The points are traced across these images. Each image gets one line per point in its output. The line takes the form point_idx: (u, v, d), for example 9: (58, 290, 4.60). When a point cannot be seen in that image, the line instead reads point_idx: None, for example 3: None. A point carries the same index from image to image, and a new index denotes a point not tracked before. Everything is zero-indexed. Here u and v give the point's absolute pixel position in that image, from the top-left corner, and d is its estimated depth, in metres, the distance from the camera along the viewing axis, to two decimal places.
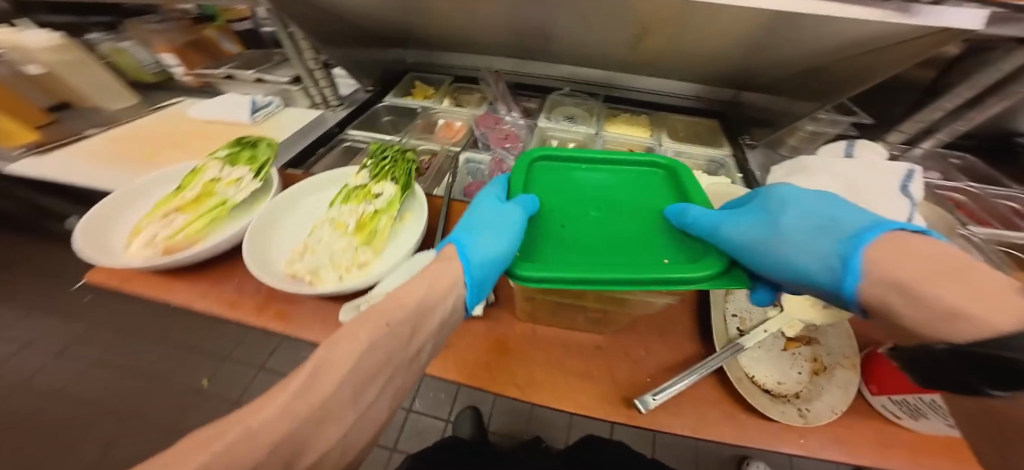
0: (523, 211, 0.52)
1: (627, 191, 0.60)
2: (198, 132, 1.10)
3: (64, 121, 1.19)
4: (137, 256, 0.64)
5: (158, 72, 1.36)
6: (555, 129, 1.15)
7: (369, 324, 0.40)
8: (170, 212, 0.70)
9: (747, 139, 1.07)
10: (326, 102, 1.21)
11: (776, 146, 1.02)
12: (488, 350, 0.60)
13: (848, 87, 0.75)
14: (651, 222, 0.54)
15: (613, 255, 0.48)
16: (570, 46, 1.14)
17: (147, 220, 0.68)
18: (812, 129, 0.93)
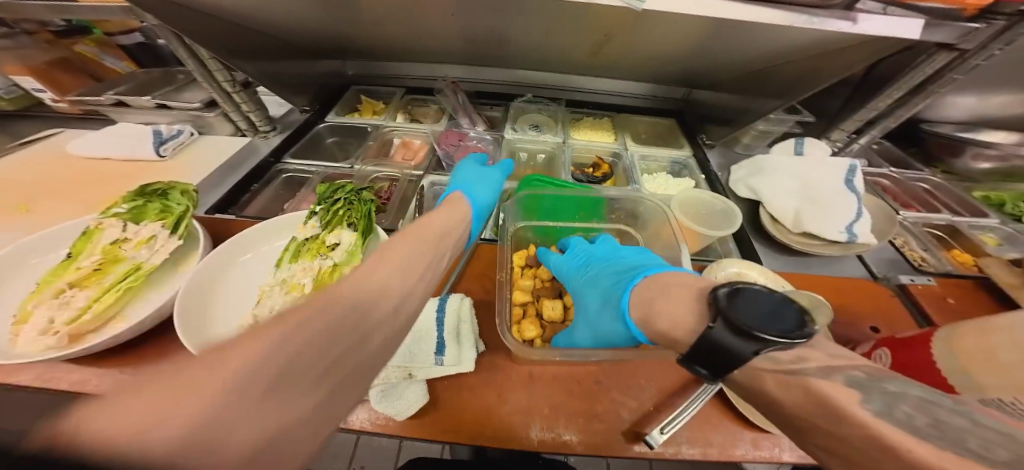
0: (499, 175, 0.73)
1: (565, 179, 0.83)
2: (86, 174, 0.87)
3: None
4: (28, 347, 0.48)
5: (14, 97, 1.06)
6: (522, 140, 1.11)
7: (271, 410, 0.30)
8: (65, 287, 0.53)
9: (704, 138, 1.07)
10: (253, 127, 1.03)
11: (731, 145, 1.06)
12: (486, 404, 0.54)
13: (799, 89, 0.75)
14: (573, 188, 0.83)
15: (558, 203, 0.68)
16: (528, 53, 1.10)
17: (32, 300, 0.51)
18: (763, 128, 0.99)
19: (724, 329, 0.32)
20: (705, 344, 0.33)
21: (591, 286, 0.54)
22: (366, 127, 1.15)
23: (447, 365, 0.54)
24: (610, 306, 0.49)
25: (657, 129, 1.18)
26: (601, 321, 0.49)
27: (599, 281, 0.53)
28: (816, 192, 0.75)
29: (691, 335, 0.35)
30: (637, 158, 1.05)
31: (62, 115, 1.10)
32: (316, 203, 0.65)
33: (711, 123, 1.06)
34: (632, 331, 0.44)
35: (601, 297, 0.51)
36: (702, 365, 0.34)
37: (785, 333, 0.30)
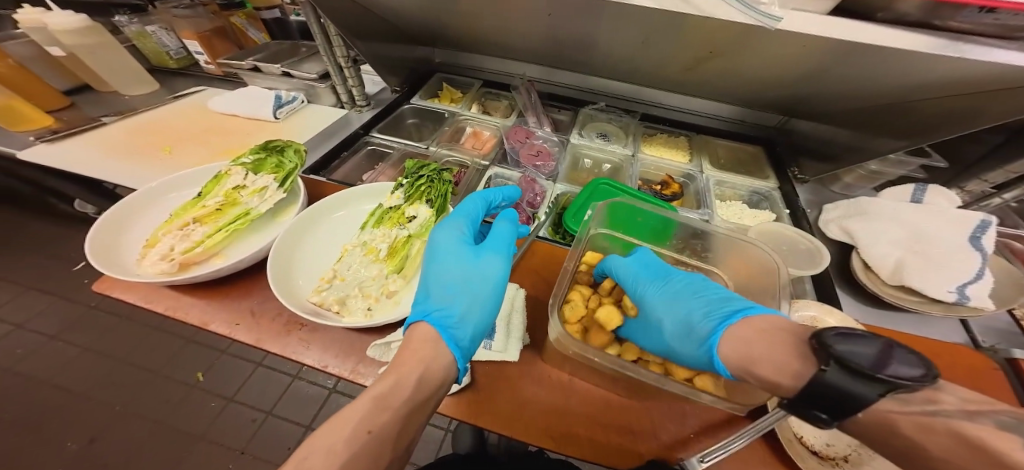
0: (504, 263, 0.57)
1: None
2: (216, 126, 1.04)
3: (80, 105, 1.13)
4: (151, 269, 0.56)
5: (181, 57, 1.33)
6: (589, 147, 1.10)
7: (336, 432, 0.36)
8: (188, 222, 0.62)
9: (795, 172, 1.01)
10: (352, 100, 1.15)
11: (827, 183, 0.97)
12: (522, 402, 0.52)
13: (944, 131, 0.68)
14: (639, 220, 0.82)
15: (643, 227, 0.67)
16: (610, 58, 1.09)
17: (163, 230, 0.60)
18: (876, 169, 0.87)
19: (841, 374, 0.26)
20: (819, 393, 0.27)
21: (668, 301, 0.48)
22: (443, 114, 1.23)
23: (493, 351, 0.56)
24: (693, 332, 0.43)
25: (738, 155, 1.11)
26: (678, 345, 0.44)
27: (681, 301, 0.47)
28: (927, 244, 0.60)
29: (796, 379, 0.30)
30: (712, 182, 0.98)
31: (209, 76, 1.33)
32: (403, 177, 0.72)
33: (810, 156, 0.98)
34: (716, 362, 0.39)
35: (682, 316, 0.46)
36: (819, 409, 0.28)
37: (904, 371, 0.25)
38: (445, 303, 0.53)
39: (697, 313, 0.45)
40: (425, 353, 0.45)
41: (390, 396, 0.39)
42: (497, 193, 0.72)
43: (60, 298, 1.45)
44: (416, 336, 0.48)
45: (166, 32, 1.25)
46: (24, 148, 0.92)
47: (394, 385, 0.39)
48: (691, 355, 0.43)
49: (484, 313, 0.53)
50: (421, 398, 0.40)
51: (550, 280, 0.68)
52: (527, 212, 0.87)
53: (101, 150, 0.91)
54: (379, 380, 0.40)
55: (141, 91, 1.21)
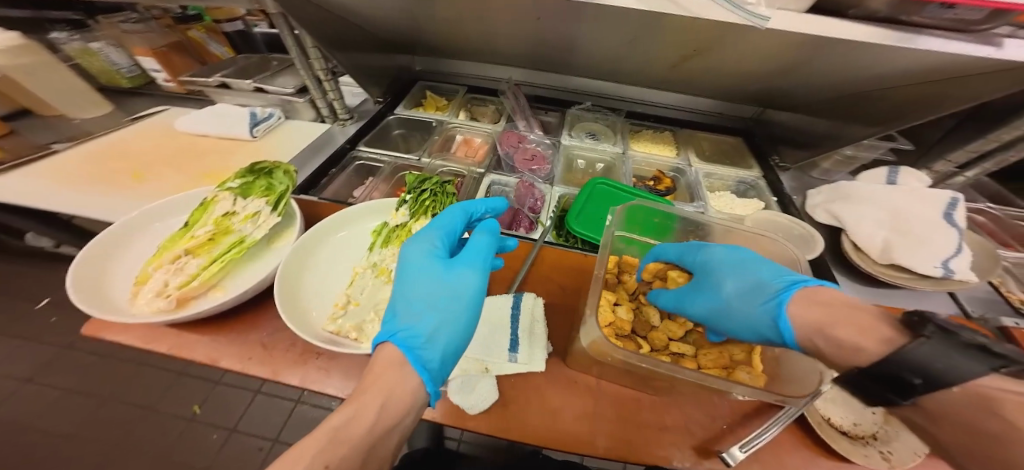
0: (480, 278, 0.54)
1: None
2: (188, 148, 0.96)
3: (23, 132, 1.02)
4: (145, 308, 0.51)
5: (135, 75, 1.22)
6: (581, 148, 1.11)
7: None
8: (181, 254, 0.57)
9: (776, 160, 1.05)
10: (333, 114, 1.11)
11: (807, 170, 1.02)
12: (554, 409, 0.51)
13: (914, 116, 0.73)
14: None
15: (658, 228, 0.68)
16: (592, 58, 1.10)
17: (153, 264, 0.55)
18: (850, 153, 0.93)
19: (943, 342, 0.27)
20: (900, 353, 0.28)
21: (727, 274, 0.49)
22: (431, 123, 1.21)
23: (520, 363, 0.52)
24: (755, 299, 0.45)
25: (721, 147, 1.16)
26: (741, 310, 0.46)
27: (742, 272, 0.48)
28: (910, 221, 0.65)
29: (882, 348, 0.31)
30: (701, 175, 1.02)
31: (169, 94, 1.24)
32: (406, 192, 0.69)
33: (788, 144, 1.04)
34: (782, 328, 0.41)
35: (743, 287, 0.47)
36: (909, 376, 0.28)
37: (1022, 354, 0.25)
38: (414, 322, 0.50)
39: (758, 284, 0.46)
40: (390, 378, 0.42)
41: (347, 429, 0.35)
42: (479, 203, 0.69)
43: (12, 347, 1.29)
44: (379, 361, 0.45)
45: (115, 49, 1.14)
46: None
47: (350, 418, 0.36)
48: (754, 322, 0.44)
49: (453, 332, 0.50)
50: (383, 428, 0.37)
51: (564, 284, 0.68)
52: (529, 218, 0.87)
53: (54, 181, 0.82)
54: (339, 411, 0.37)
55: (93, 113, 1.10)
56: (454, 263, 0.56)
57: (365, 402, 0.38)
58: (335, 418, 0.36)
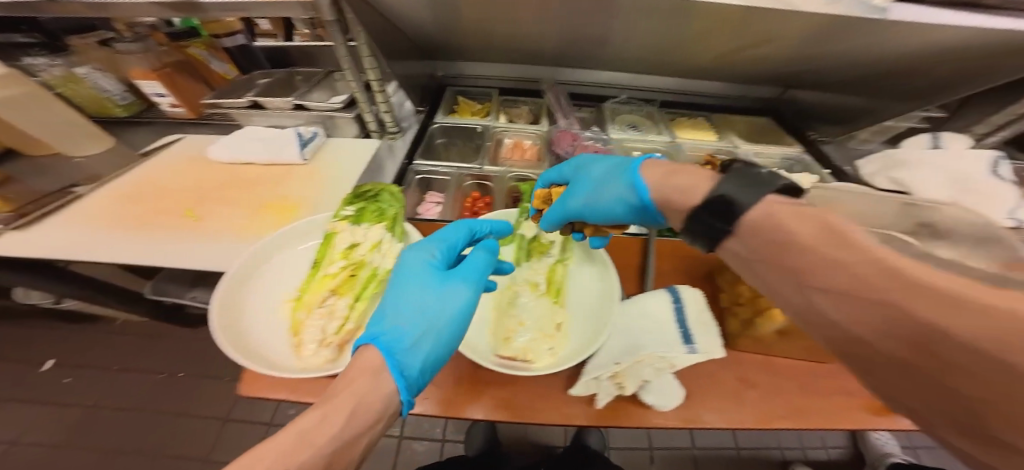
0: (472, 293, 0.53)
1: None
2: (233, 178, 0.89)
3: (20, 178, 0.90)
4: (319, 358, 0.51)
5: (128, 102, 1.07)
6: (633, 140, 1.15)
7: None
8: (325, 296, 0.56)
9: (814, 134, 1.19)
10: (381, 128, 1.05)
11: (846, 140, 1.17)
12: (737, 388, 0.54)
13: (964, 87, 0.84)
14: None
15: None
16: (624, 54, 1.11)
17: (304, 312, 0.53)
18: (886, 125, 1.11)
19: None
20: (715, 197, 0.34)
21: (594, 185, 0.57)
22: (476, 128, 1.18)
23: (700, 354, 0.50)
24: (614, 181, 0.54)
25: (752, 128, 1.22)
26: (603, 192, 0.54)
27: (612, 171, 0.56)
28: (971, 181, 0.76)
29: None
30: (751, 155, 1.10)
31: (174, 120, 1.11)
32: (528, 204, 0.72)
33: (823, 120, 1.18)
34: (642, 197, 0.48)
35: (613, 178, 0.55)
36: None
37: None
38: (400, 328, 0.48)
39: (617, 174, 0.55)
40: (362, 386, 0.40)
41: (315, 433, 0.34)
42: (487, 222, 0.66)
43: None
44: (357, 365, 0.43)
45: (103, 74, 0.98)
46: None
47: (319, 422, 0.35)
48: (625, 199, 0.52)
49: (439, 341, 0.49)
50: (353, 436, 0.36)
51: (692, 273, 0.69)
52: None
53: (106, 229, 0.75)
54: (307, 413, 0.35)
55: (94, 149, 0.97)
56: (448, 278, 0.54)
57: (340, 406, 0.36)
58: (307, 421, 0.35)
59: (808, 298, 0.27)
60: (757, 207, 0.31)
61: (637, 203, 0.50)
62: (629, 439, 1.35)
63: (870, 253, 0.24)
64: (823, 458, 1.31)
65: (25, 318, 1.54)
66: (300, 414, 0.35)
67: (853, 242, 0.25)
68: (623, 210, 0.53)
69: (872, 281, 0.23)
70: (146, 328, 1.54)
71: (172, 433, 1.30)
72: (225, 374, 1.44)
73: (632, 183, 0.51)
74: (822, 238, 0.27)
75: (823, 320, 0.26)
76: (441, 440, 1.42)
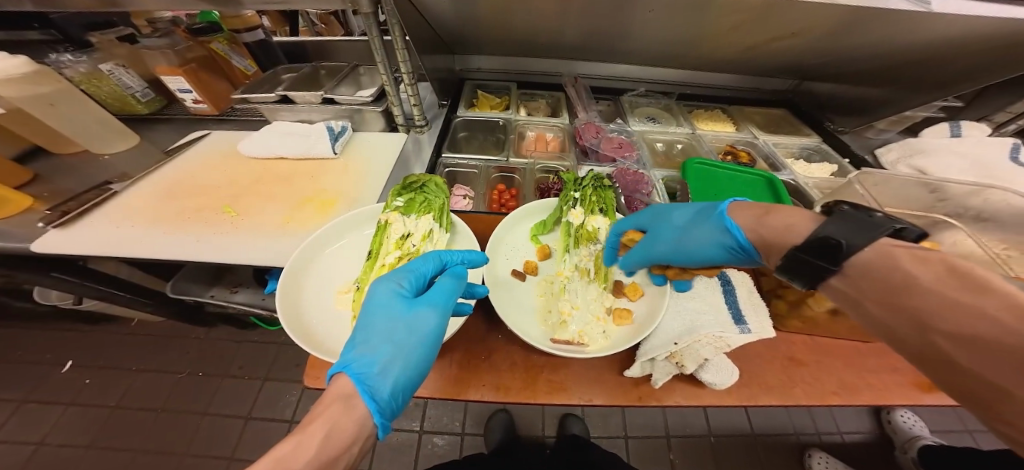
0: (441, 317, 0.53)
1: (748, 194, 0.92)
2: (268, 175, 0.92)
3: (51, 176, 0.90)
4: None
5: (149, 99, 1.08)
6: (654, 132, 1.17)
7: None
8: None
9: (831, 126, 1.23)
10: (408, 122, 1.06)
11: (863, 131, 1.20)
12: (786, 366, 0.58)
13: (991, 75, 0.85)
14: (758, 195, 0.92)
15: None
16: (643, 47, 1.12)
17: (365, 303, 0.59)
18: (905, 115, 1.13)
19: None
20: (820, 237, 0.38)
21: (679, 231, 0.59)
22: (497, 121, 1.18)
23: (753, 334, 0.54)
24: (701, 226, 0.56)
25: (772, 118, 1.27)
26: (691, 235, 0.57)
27: (695, 218, 0.59)
28: (993, 168, 0.79)
29: None
30: (770, 145, 1.12)
31: (197, 116, 1.11)
32: (573, 191, 0.77)
33: (839, 110, 1.22)
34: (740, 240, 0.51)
35: (697, 225, 0.57)
36: None
37: None
38: (370, 354, 0.48)
39: (703, 219, 0.57)
40: (334, 412, 0.40)
41: (289, 459, 0.33)
42: (455, 253, 0.62)
43: None
44: (330, 393, 0.43)
45: (125, 70, 0.98)
46: (29, 242, 0.72)
47: (296, 446, 0.34)
48: (718, 245, 0.54)
49: (410, 364, 0.48)
50: (328, 459, 0.36)
51: None
52: (643, 202, 0.92)
53: (152, 226, 0.77)
54: (281, 442, 0.35)
55: (120, 147, 0.99)
56: (417, 305, 0.53)
57: (315, 431, 0.36)
58: (283, 448, 0.34)
59: (937, 343, 0.30)
60: (871, 246, 0.35)
61: (736, 245, 0.52)
62: (647, 426, 1.38)
63: (1008, 299, 0.26)
64: (838, 441, 1.35)
65: (43, 319, 1.55)
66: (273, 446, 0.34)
67: (986, 286, 0.27)
68: (724, 254, 0.55)
69: (1003, 323, 0.26)
70: (166, 326, 1.54)
71: (196, 432, 1.30)
72: (247, 372, 1.44)
73: (725, 231, 0.53)
74: (951, 281, 0.30)
75: (955, 363, 0.29)
76: (461, 433, 1.40)
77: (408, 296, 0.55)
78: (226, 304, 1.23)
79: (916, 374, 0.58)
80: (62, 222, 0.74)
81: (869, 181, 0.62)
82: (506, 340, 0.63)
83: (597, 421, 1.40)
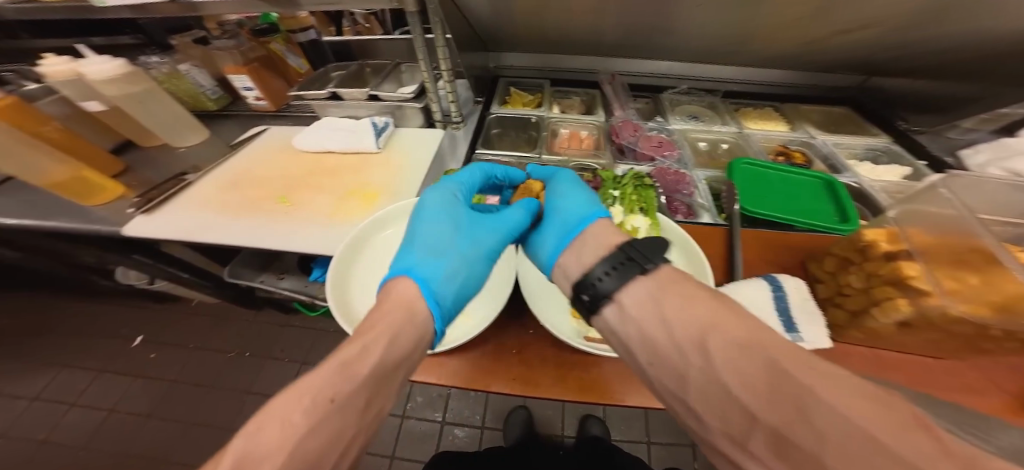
0: (492, 238, 0.62)
1: (804, 195, 0.86)
2: (318, 167, 0.98)
3: (136, 168, 1.02)
4: None
5: (219, 97, 1.18)
6: (698, 131, 1.11)
7: (316, 392, 0.36)
8: None
9: (905, 125, 1.10)
10: (445, 119, 1.09)
11: (941, 131, 1.07)
12: None
13: None
14: (816, 196, 0.85)
15: (805, 217, 0.80)
16: (685, 41, 1.07)
17: None
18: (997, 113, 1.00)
19: None
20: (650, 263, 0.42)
21: (576, 189, 0.63)
22: (530, 119, 1.18)
23: (807, 342, 0.58)
24: (588, 200, 0.60)
25: (832, 117, 1.16)
26: (580, 198, 0.60)
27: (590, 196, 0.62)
28: None
29: None
30: (831, 145, 1.03)
31: (257, 113, 1.21)
32: (613, 190, 0.77)
33: (914, 108, 1.10)
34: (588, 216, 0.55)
35: (590, 199, 0.60)
36: None
37: None
38: (431, 262, 0.56)
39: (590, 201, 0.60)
40: (404, 314, 0.47)
41: (357, 362, 0.39)
42: (500, 172, 0.75)
43: None
44: (400, 290, 0.51)
45: (199, 69, 1.09)
46: (122, 226, 0.82)
47: (362, 353, 0.40)
48: (575, 208, 0.58)
49: (463, 279, 0.57)
50: (387, 368, 0.41)
51: (780, 263, 0.73)
52: (684, 203, 0.89)
53: (220, 213, 0.85)
54: (350, 346, 0.41)
55: (193, 140, 1.09)
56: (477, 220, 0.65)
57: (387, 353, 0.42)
58: (354, 358, 0.40)
59: None
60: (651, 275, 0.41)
61: (585, 217, 0.56)
62: (673, 435, 1.32)
63: None
64: None
65: (121, 296, 1.75)
66: (340, 352, 0.40)
67: None
68: (561, 214, 0.58)
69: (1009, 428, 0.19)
70: (219, 307, 1.69)
71: (244, 404, 1.42)
72: (287, 353, 1.55)
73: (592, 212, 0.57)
74: None
75: None
76: (481, 427, 1.40)
77: (459, 215, 0.64)
78: (273, 289, 1.32)
79: (999, 401, 0.52)
80: (149, 209, 0.84)
81: (958, 184, 0.54)
82: (537, 335, 0.63)
83: (621, 426, 1.35)
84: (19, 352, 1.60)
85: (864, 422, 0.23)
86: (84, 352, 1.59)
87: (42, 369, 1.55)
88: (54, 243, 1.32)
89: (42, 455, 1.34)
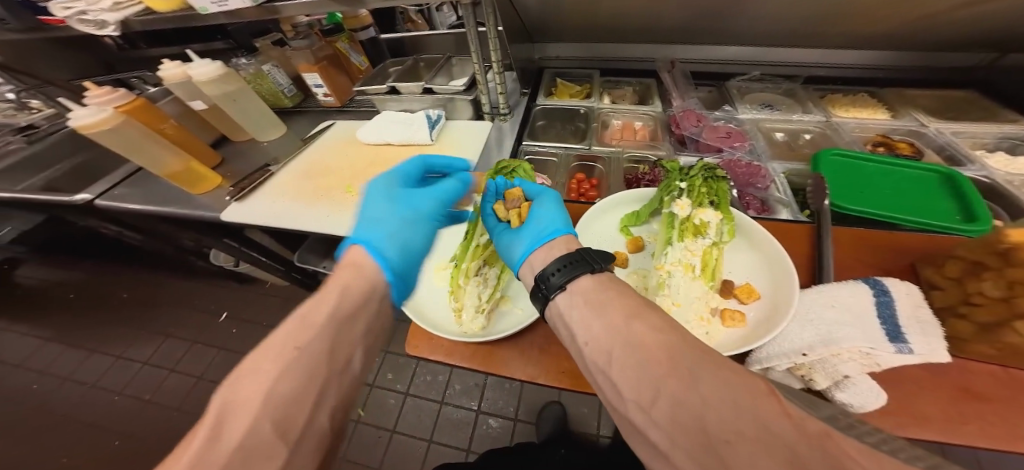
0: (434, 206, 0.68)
1: (911, 189, 0.74)
2: (378, 158, 1.04)
3: (229, 160, 1.16)
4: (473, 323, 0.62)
5: (293, 94, 1.31)
6: (774, 120, 1.00)
7: (279, 347, 0.38)
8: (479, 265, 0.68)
9: None
10: (494, 111, 1.10)
11: None
12: (960, 402, 0.46)
13: None
14: (928, 192, 0.72)
15: (913, 215, 0.68)
16: (760, 23, 0.96)
17: (462, 279, 0.66)
18: None
19: None
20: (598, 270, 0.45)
21: (549, 199, 0.62)
22: (579, 110, 1.14)
23: (918, 355, 0.46)
24: (558, 214, 0.59)
25: (946, 101, 0.98)
26: (551, 210, 0.59)
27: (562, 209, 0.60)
28: None
29: None
30: (948, 135, 0.87)
31: (324, 108, 1.31)
32: (678, 179, 0.71)
33: None
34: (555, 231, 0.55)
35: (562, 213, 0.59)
36: None
37: None
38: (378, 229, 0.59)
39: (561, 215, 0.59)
40: (352, 269, 0.51)
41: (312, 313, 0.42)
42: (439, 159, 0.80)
43: None
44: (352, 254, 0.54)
45: (278, 69, 1.21)
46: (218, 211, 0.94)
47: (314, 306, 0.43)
48: (546, 221, 0.57)
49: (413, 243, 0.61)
50: (346, 318, 0.45)
51: (881, 265, 0.62)
52: (758, 198, 0.81)
53: (295, 200, 0.94)
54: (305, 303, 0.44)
55: (273, 135, 1.22)
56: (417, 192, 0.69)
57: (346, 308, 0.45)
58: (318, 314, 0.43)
59: None
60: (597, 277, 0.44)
61: (553, 230, 0.56)
62: None
63: None
64: None
65: (208, 275, 2.01)
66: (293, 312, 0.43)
67: None
68: (539, 222, 0.57)
69: None
70: (285, 289, 1.88)
71: None
72: None
73: (558, 227, 0.56)
74: None
75: None
76: (515, 419, 1.40)
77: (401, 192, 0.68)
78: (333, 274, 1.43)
79: None
80: (240, 195, 0.95)
81: None
82: None
83: None
84: (132, 320, 1.89)
85: (756, 415, 0.26)
86: (180, 322, 1.84)
87: (148, 335, 1.82)
88: (160, 226, 1.54)
89: (151, 407, 1.58)
